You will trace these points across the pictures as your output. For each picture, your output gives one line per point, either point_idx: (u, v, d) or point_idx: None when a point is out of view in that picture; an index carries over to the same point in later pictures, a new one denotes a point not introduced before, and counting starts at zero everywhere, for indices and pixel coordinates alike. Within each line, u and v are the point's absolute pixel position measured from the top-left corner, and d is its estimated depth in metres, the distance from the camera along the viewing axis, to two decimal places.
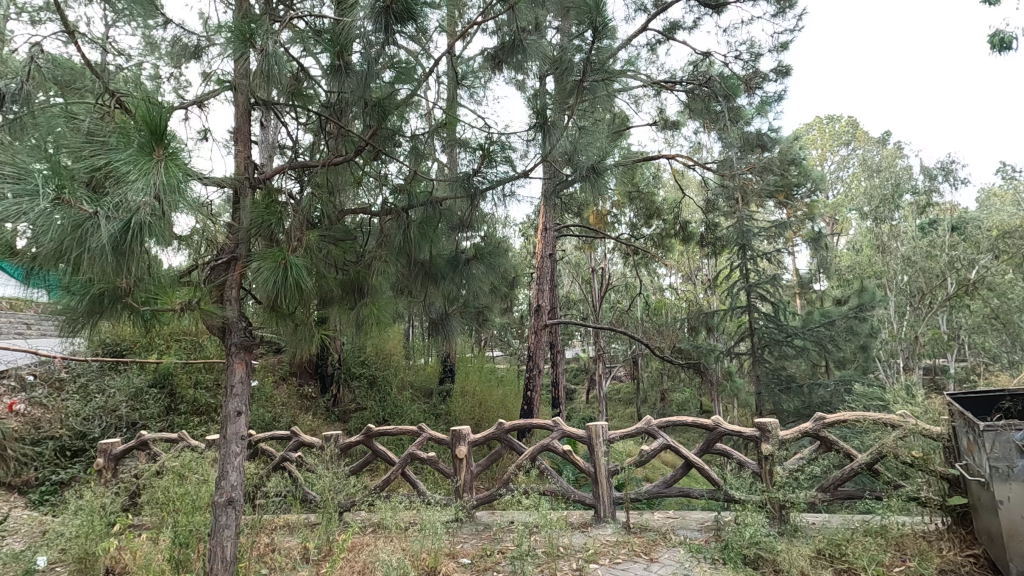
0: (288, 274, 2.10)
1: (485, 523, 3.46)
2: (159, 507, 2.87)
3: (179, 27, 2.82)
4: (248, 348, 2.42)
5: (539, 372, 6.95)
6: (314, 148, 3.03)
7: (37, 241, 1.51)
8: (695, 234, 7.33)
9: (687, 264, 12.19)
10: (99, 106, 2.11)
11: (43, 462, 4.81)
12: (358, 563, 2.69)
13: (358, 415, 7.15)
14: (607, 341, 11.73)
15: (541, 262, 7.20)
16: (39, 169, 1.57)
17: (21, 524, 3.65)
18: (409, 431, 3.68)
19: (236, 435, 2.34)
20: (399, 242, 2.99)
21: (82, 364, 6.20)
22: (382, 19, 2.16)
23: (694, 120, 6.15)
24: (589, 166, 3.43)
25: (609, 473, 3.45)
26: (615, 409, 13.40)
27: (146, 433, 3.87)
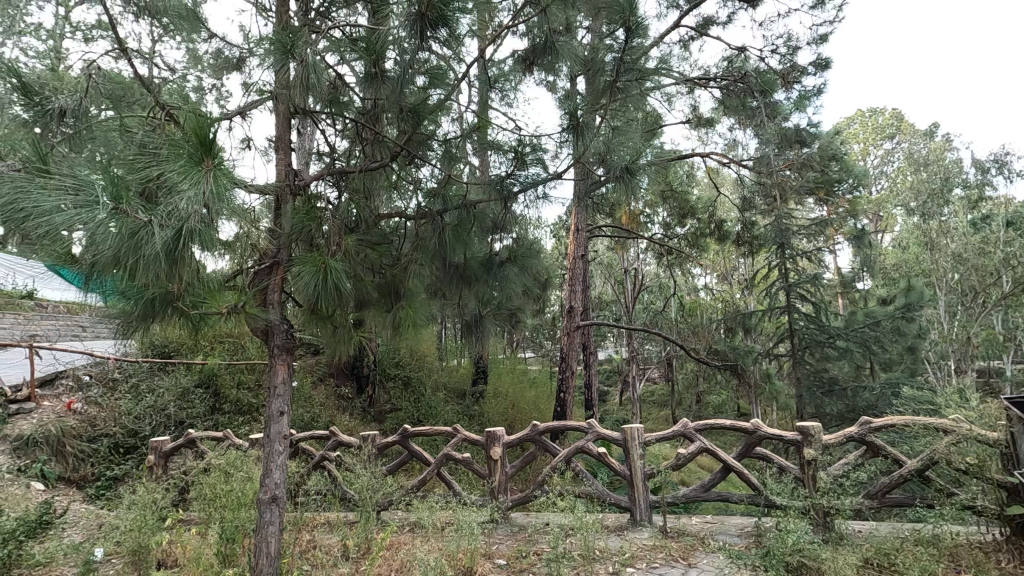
0: (328, 279, 2.16)
1: (521, 525, 3.46)
2: (207, 503, 2.98)
3: (221, 40, 2.94)
4: (290, 350, 2.48)
5: (572, 374, 6.90)
6: (350, 154, 3.08)
7: (97, 249, 1.59)
8: (731, 233, 7.19)
9: (722, 264, 11.97)
10: (151, 119, 2.22)
11: (99, 458, 5.02)
12: (396, 562, 2.73)
13: (393, 415, 7.27)
14: (641, 343, 11.62)
15: (574, 263, 7.17)
16: (98, 180, 1.65)
17: (81, 517, 3.84)
18: (444, 432, 3.71)
19: (279, 434, 2.41)
20: (434, 245, 3.05)
21: (134, 365, 6.49)
22: (417, 25, 2.21)
23: (730, 117, 6.02)
24: (623, 166, 3.32)
25: (645, 476, 3.41)
26: (650, 411, 13.23)
27: (193, 431, 4.00)
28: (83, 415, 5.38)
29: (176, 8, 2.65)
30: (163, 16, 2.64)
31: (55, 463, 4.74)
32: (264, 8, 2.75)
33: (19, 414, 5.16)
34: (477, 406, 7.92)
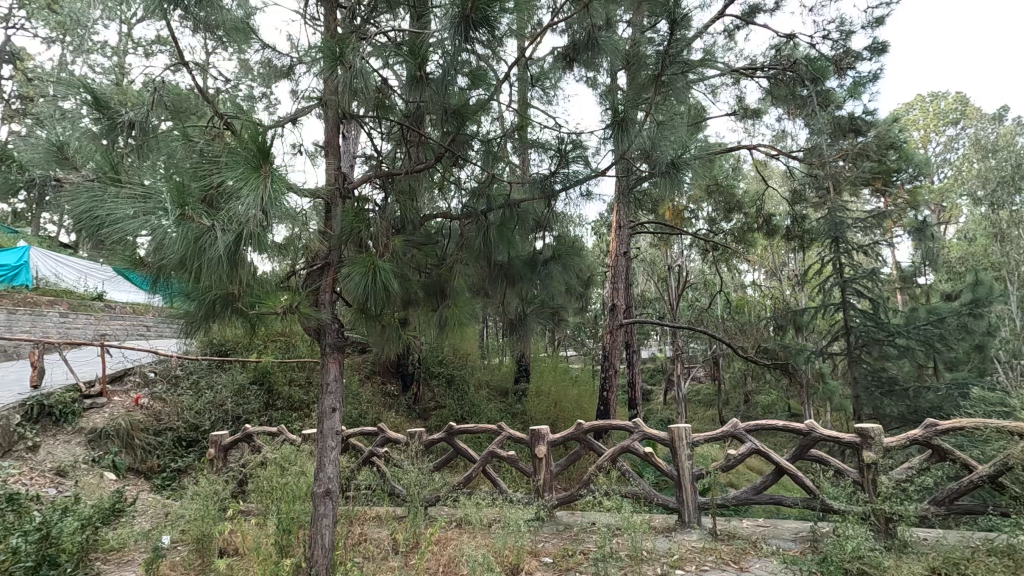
0: (377, 279, 2.21)
1: (566, 523, 3.45)
2: (265, 494, 3.11)
3: (271, 49, 3.06)
4: (341, 348, 2.55)
5: (615, 373, 6.82)
6: (395, 156, 3.14)
7: (165, 253, 1.69)
8: (781, 227, 6.94)
9: (771, 259, 11.61)
10: (211, 129, 2.34)
11: (164, 450, 5.32)
12: (444, 557, 2.78)
13: (437, 413, 7.39)
14: (685, 341, 11.40)
15: (616, 261, 7.08)
16: (166, 188, 1.75)
17: (148, 506, 4.06)
18: (489, 429, 3.73)
19: (332, 430, 2.48)
20: (479, 244, 3.08)
21: (194, 363, 6.81)
22: (461, 27, 2.23)
23: (778, 107, 5.82)
24: (667, 162, 3.29)
25: (694, 477, 3.34)
26: (695, 411, 12.96)
27: (250, 426, 4.17)
28: (149, 410, 5.68)
29: (229, 21, 2.77)
30: (217, 29, 2.77)
31: (125, 455, 5.02)
32: (312, 17, 2.83)
33: (93, 408, 5.47)
34: (520, 405, 7.92)
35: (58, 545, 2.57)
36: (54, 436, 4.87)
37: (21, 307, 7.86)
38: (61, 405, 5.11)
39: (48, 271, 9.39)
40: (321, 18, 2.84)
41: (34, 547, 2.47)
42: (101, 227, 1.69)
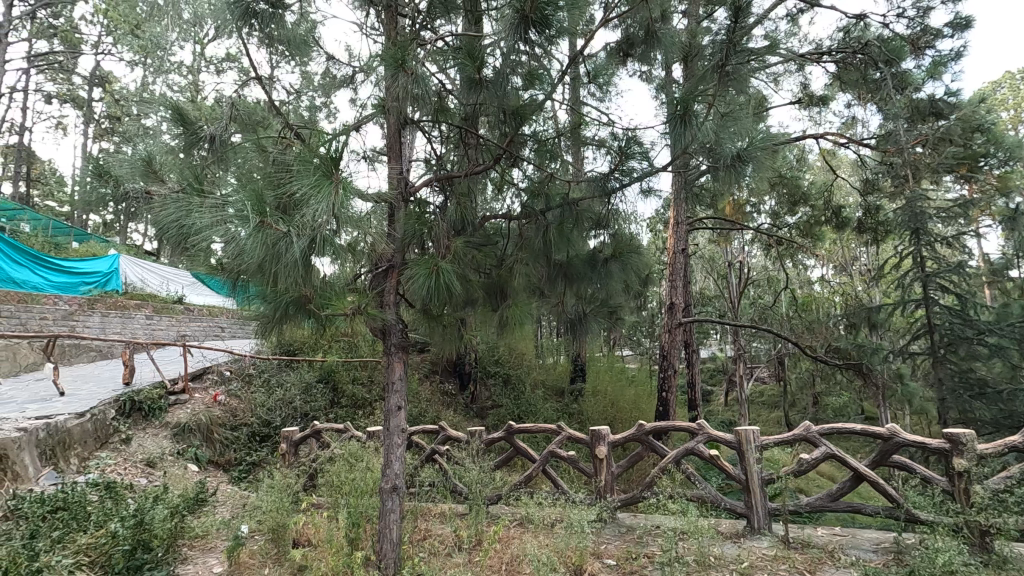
0: (440, 280, 2.26)
1: (629, 525, 3.39)
2: (335, 489, 3.24)
3: (331, 60, 3.19)
4: (405, 349, 2.61)
5: (674, 373, 6.66)
6: (452, 160, 3.19)
7: (245, 258, 1.80)
8: (852, 219, 6.57)
9: (840, 254, 11.03)
10: (282, 139, 2.46)
11: (240, 444, 5.64)
12: (507, 556, 2.80)
13: (494, 412, 7.47)
14: (747, 340, 11.01)
15: (674, 258, 6.91)
16: (247, 197, 1.87)
17: (227, 496, 4.32)
18: (549, 429, 3.72)
19: (397, 428, 2.55)
20: (539, 244, 3.09)
21: (266, 363, 7.17)
22: (520, 28, 2.24)
23: (847, 92, 5.51)
24: (732, 155, 3.18)
25: (763, 481, 3.20)
26: (759, 413, 12.48)
27: (318, 423, 4.35)
28: (226, 406, 6.04)
29: (294, 36, 2.91)
30: (279, 44, 2.91)
31: (205, 448, 5.36)
32: (370, 26, 2.93)
33: (177, 403, 5.85)
34: (577, 405, 7.86)
35: (151, 531, 2.76)
36: (144, 429, 5.25)
37: (113, 310, 8.56)
38: (149, 400, 5.50)
39: (135, 276, 10.12)
40: (379, 27, 2.93)
41: (131, 532, 2.68)
42: (193, 235, 1.83)
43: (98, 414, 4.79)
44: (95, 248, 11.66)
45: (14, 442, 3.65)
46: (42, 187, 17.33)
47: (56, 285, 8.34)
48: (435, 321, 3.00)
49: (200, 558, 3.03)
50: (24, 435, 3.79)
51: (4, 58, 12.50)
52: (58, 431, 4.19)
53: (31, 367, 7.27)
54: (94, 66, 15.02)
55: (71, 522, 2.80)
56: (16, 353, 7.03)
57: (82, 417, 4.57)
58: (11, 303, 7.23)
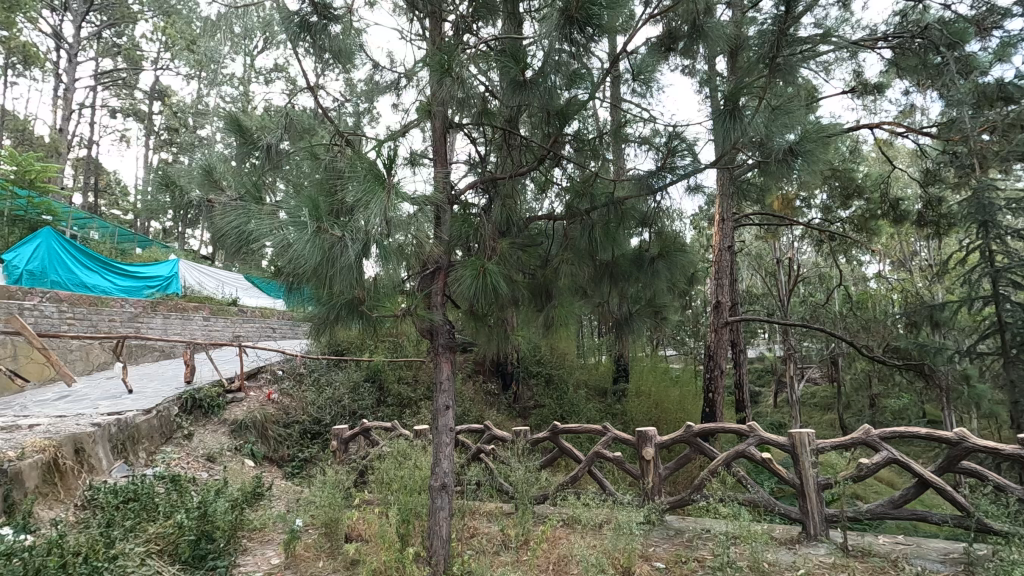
0: (487, 280, 2.30)
1: (678, 528, 3.33)
2: (385, 485, 3.33)
3: (374, 67, 3.26)
4: (452, 349, 2.65)
5: (721, 373, 6.50)
6: (494, 161, 3.20)
7: (305, 263, 1.88)
8: (911, 212, 6.27)
9: (898, 248, 10.53)
10: (335, 146, 2.55)
11: (293, 441, 5.85)
12: (555, 556, 2.80)
13: (537, 412, 7.50)
14: (798, 339, 10.64)
15: (719, 255, 6.73)
16: (307, 205, 1.95)
17: (283, 491, 4.50)
18: (594, 430, 3.69)
19: (446, 426, 2.59)
20: (584, 244, 3.09)
21: (316, 363, 7.40)
22: (566, 28, 2.25)
23: (905, 79, 5.24)
24: (785, 149, 3.08)
25: (819, 486, 3.09)
26: (811, 415, 12.03)
27: (368, 421, 4.46)
28: (279, 403, 6.26)
29: (340, 45, 3.00)
30: (323, 52, 3.00)
31: (261, 444, 5.58)
32: (414, 34, 2.99)
33: (234, 401, 6.10)
34: (620, 405, 7.81)
35: (214, 522, 2.92)
36: (204, 425, 5.51)
37: (174, 312, 9.02)
38: (209, 398, 5.76)
39: (193, 280, 10.58)
40: (421, 34, 2.98)
41: (196, 522, 2.86)
42: (257, 240, 1.95)
43: (163, 411, 5.08)
44: (156, 253, 12.33)
45: (89, 436, 3.89)
46: (109, 197, 18.41)
47: (123, 289, 8.86)
48: (481, 322, 3.03)
49: (259, 550, 3.15)
50: (98, 429, 4.04)
51: (74, 76, 13.35)
52: (128, 426, 4.44)
53: (102, 366, 7.73)
54: (154, 82, 15.89)
55: (142, 511, 2.97)
56: (89, 353, 7.50)
57: (149, 413, 4.83)
58: (84, 306, 7.72)
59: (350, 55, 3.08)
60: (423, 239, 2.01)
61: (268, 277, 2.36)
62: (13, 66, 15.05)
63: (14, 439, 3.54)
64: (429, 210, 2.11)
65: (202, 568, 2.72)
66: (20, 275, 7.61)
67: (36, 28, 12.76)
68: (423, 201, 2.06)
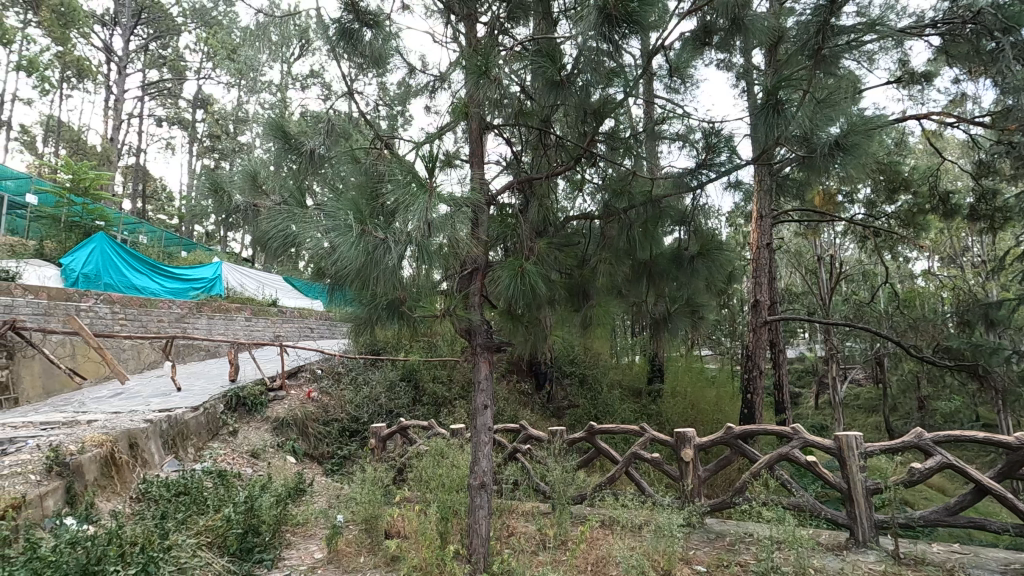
0: (526, 280, 2.32)
1: (718, 531, 3.27)
2: (424, 483, 3.39)
3: (408, 71, 3.30)
4: (491, 349, 2.66)
5: (760, 374, 6.34)
6: (529, 161, 3.20)
7: (350, 266, 1.93)
8: (962, 206, 5.99)
9: (948, 244, 10.10)
10: (374, 150, 2.61)
11: (332, 439, 5.99)
12: (593, 557, 2.79)
13: (571, 412, 7.49)
14: (840, 339, 10.31)
15: (758, 253, 6.57)
16: (351, 209, 2.00)
17: (325, 487, 4.61)
18: (631, 430, 3.65)
19: (485, 425, 2.61)
20: (622, 243, 3.07)
21: (353, 362, 7.55)
22: (604, 27, 2.24)
23: (955, 67, 5.00)
24: (830, 143, 2.99)
25: (868, 490, 2.99)
26: (855, 417, 11.65)
27: (405, 419, 4.53)
28: (319, 402, 6.41)
29: (374, 51, 3.05)
30: (357, 57, 3.06)
31: (302, 441, 5.74)
32: (448, 38, 3.03)
33: (275, 399, 6.28)
34: (655, 405, 7.72)
35: (260, 516, 3.02)
36: (248, 422, 5.69)
37: (218, 313, 9.33)
38: (252, 396, 5.95)
39: (235, 282, 10.92)
40: (456, 37, 3.01)
41: (243, 516, 2.96)
42: (303, 243, 2.02)
43: (209, 408, 5.27)
44: (200, 256, 12.78)
45: (142, 432, 4.06)
46: (155, 202, 19.19)
47: (170, 291, 9.21)
48: (517, 322, 3.04)
49: (302, 544, 3.22)
50: (151, 424, 4.22)
51: (123, 88, 13.97)
52: (178, 422, 4.62)
53: (152, 366, 8.06)
54: (197, 91, 16.52)
55: (192, 504, 3.09)
56: (140, 353, 7.83)
57: (196, 410, 5.02)
58: (134, 308, 8.06)
59: (385, 61, 3.14)
60: (463, 240, 2.03)
61: (311, 279, 2.43)
62: (68, 80, 15.87)
63: (75, 434, 3.73)
64: (469, 212, 2.13)
65: (249, 561, 2.82)
66: (76, 278, 8.05)
67: (89, 43, 13.42)
68: (463, 202, 2.08)
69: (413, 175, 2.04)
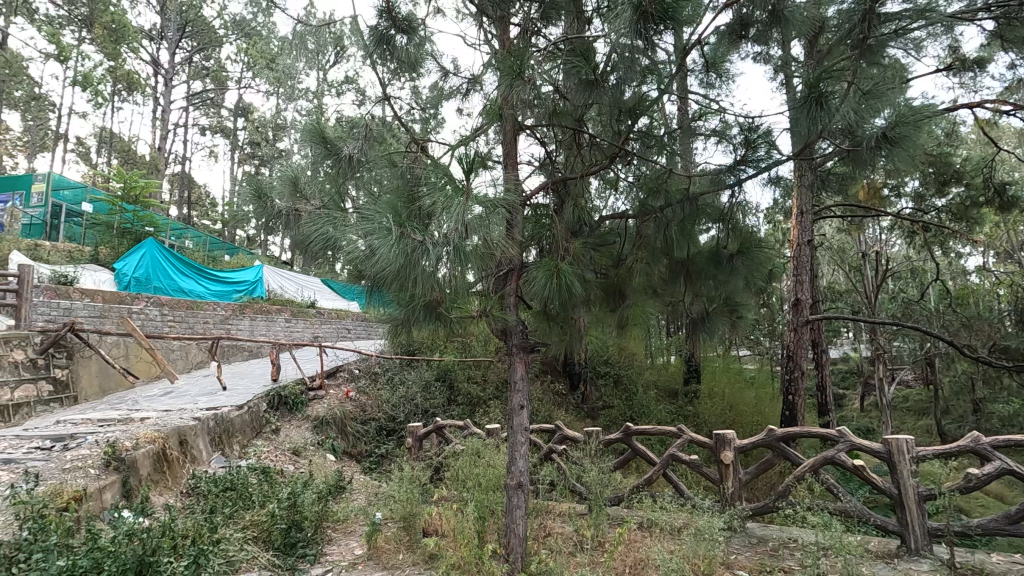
0: (561, 280, 2.32)
1: (760, 536, 3.19)
2: (460, 483, 3.42)
3: (440, 74, 3.34)
4: (526, 350, 2.66)
5: (802, 375, 6.16)
6: (562, 160, 3.19)
7: (389, 268, 1.97)
8: (1020, 198, 5.68)
9: (1004, 238, 9.59)
10: (409, 154, 2.65)
11: (370, 438, 6.10)
12: (630, 559, 2.76)
13: (605, 413, 7.43)
14: (888, 338, 9.92)
15: (798, 250, 6.37)
16: (388, 212, 2.04)
17: (363, 485, 4.71)
18: (668, 432, 3.60)
19: (521, 426, 2.62)
20: (659, 242, 3.04)
21: (389, 362, 7.68)
22: (640, 24, 2.22)
23: (1012, 51, 4.75)
24: (877, 135, 2.89)
25: (920, 497, 2.86)
26: (904, 420, 11.18)
27: (440, 419, 4.58)
28: (357, 401, 6.55)
29: (408, 55, 3.10)
30: (391, 62, 3.12)
31: (341, 439, 5.87)
32: (481, 41, 3.05)
33: (315, 398, 6.44)
34: (692, 406, 7.58)
35: (303, 512, 3.09)
36: (290, 421, 5.86)
37: (259, 314, 9.62)
38: (293, 395, 6.12)
39: (275, 284, 11.20)
40: (489, 39, 3.03)
41: (286, 512, 3.04)
42: (343, 246, 2.07)
43: (253, 407, 5.44)
44: (243, 259, 13.21)
45: (191, 429, 4.23)
46: (200, 208, 19.96)
47: (215, 292, 9.58)
48: (553, 322, 3.03)
49: (343, 540, 3.29)
50: (199, 422, 4.39)
51: (169, 99, 14.56)
52: (224, 420, 4.79)
53: (198, 365, 8.38)
54: (238, 100, 17.08)
55: (238, 500, 3.21)
56: (188, 353, 8.16)
57: (241, 409, 5.20)
58: (182, 310, 8.39)
59: (418, 65, 3.18)
60: (499, 241, 2.04)
61: (350, 281, 2.49)
62: (119, 93, 16.64)
63: (130, 430, 3.91)
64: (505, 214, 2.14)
65: (293, 555, 2.89)
66: (129, 282, 8.44)
67: (138, 57, 14.04)
68: (498, 204, 2.10)
69: (449, 177, 2.06)
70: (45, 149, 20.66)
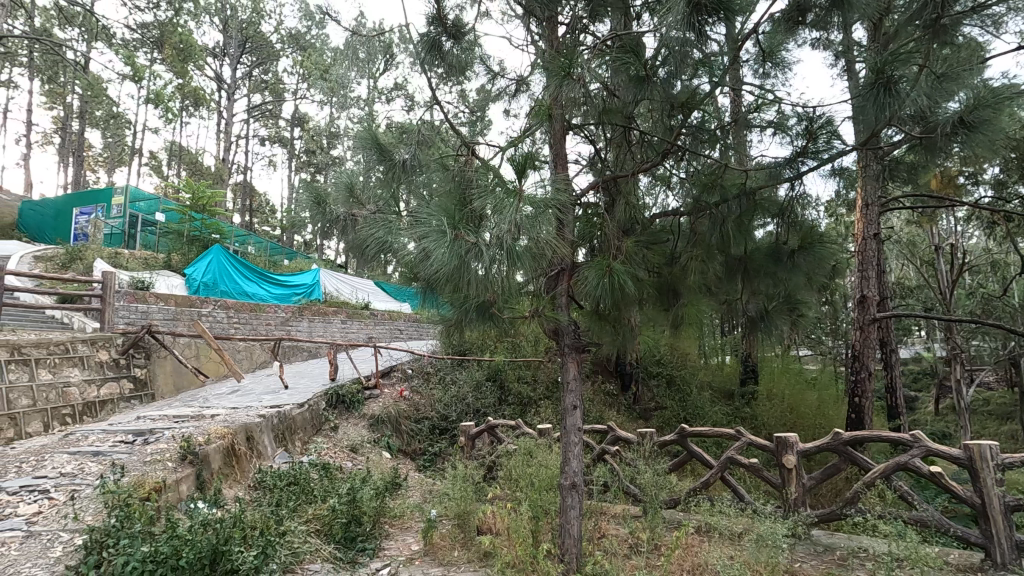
0: (613, 279, 2.30)
1: (827, 544, 3.05)
2: (514, 482, 3.44)
3: (487, 77, 3.37)
4: (579, 350, 2.65)
5: (869, 376, 5.83)
6: (612, 158, 3.15)
7: (443, 269, 2.01)
8: None
9: None
10: (459, 156, 2.69)
11: (424, 436, 6.23)
12: (689, 564, 2.70)
13: (658, 414, 7.29)
14: (966, 337, 9.26)
15: (863, 244, 6.04)
16: (441, 214, 2.08)
17: (418, 482, 4.82)
18: (726, 434, 3.49)
19: (574, 426, 2.61)
20: (714, 239, 2.96)
21: (441, 362, 7.81)
22: (692, 17, 2.16)
23: None
24: (952, 121, 2.70)
25: (1006, 507, 2.67)
26: (985, 425, 10.40)
27: (492, 418, 4.62)
28: (410, 401, 6.70)
29: (455, 59, 3.15)
30: (439, 67, 3.18)
31: (396, 437, 6.03)
32: (528, 41, 3.06)
33: (371, 397, 6.64)
34: (749, 408, 7.33)
35: (361, 507, 3.21)
36: (347, 419, 6.06)
37: (317, 316, 9.99)
38: (350, 394, 6.32)
39: (332, 287, 11.70)
40: (536, 40, 3.04)
41: (346, 506, 3.18)
42: (398, 248, 2.13)
43: (313, 405, 5.67)
44: (301, 263, 13.76)
45: (257, 426, 4.45)
46: (261, 215, 20.94)
47: (275, 297, 9.96)
48: (605, 321, 3.01)
49: (400, 536, 3.38)
50: (264, 419, 4.61)
51: (232, 112, 15.34)
52: (286, 417, 5.01)
53: (262, 365, 8.79)
54: (294, 111, 17.80)
55: (301, 494, 3.36)
56: (252, 353, 8.58)
57: (302, 407, 5.42)
58: (246, 312, 8.83)
59: (465, 69, 3.23)
60: (550, 241, 2.05)
61: (404, 282, 2.55)
62: (187, 108, 17.68)
63: (202, 426, 4.16)
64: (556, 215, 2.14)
65: (352, 549, 3.01)
66: (198, 286, 8.99)
67: (203, 74, 14.86)
68: (549, 204, 2.10)
69: (500, 179, 2.08)
70: (123, 163, 22.20)
